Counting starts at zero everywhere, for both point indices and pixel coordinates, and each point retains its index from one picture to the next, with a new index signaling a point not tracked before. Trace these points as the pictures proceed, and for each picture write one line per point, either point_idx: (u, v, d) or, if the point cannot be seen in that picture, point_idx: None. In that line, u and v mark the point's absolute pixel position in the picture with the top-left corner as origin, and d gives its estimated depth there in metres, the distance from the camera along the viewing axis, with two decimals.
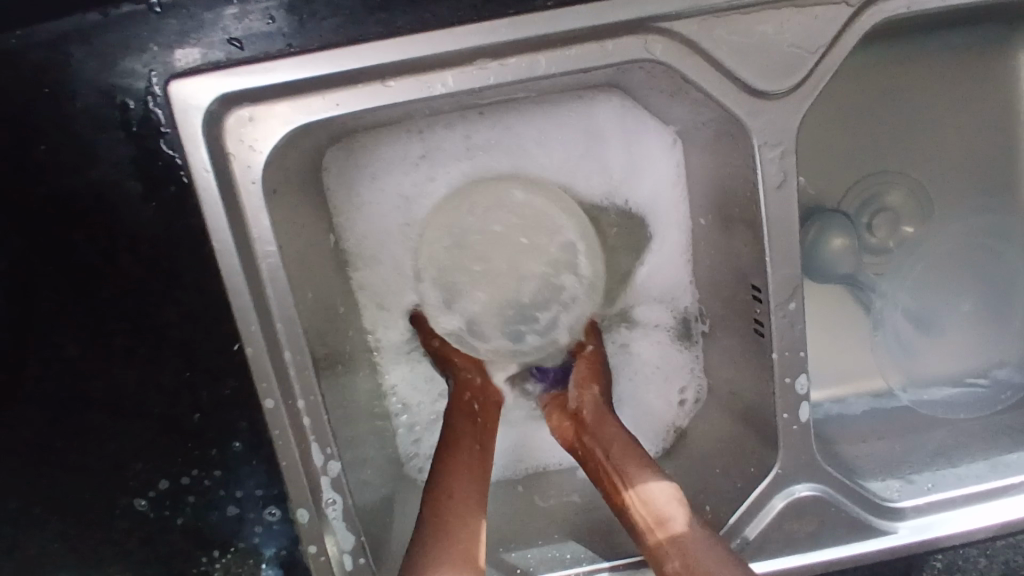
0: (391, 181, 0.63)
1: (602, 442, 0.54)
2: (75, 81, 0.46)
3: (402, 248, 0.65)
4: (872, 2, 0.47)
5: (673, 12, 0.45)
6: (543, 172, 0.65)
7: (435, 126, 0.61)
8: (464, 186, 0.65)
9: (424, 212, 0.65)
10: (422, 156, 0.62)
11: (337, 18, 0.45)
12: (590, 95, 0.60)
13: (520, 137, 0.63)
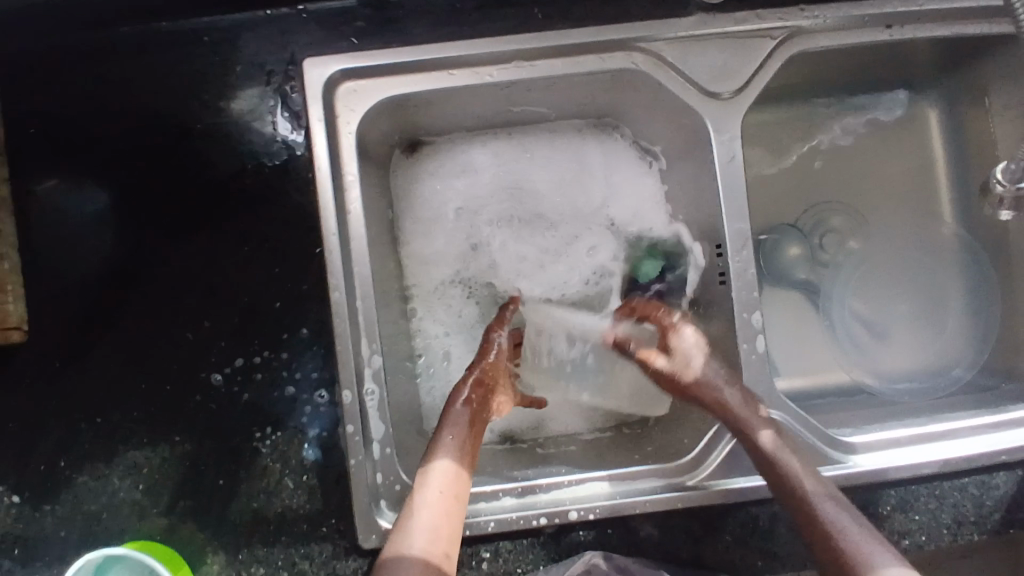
0: (439, 183, 0.79)
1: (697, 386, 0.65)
2: (236, 52, 0.65)
3: (439, 233, 0.79)
4: (793, 36, 0.65)
5: (649, 35, 0.65)
6: (547, 187, 0.80)
7: (474, 143, 0.79)
8: (486, 192, 0.80)
9: (451, 210, 0.79)
10: (463, 167, 0.79)
11: (421, 26, 0.65)
12: (590, 127, 0.79)
13: (525, 157, 0.79)
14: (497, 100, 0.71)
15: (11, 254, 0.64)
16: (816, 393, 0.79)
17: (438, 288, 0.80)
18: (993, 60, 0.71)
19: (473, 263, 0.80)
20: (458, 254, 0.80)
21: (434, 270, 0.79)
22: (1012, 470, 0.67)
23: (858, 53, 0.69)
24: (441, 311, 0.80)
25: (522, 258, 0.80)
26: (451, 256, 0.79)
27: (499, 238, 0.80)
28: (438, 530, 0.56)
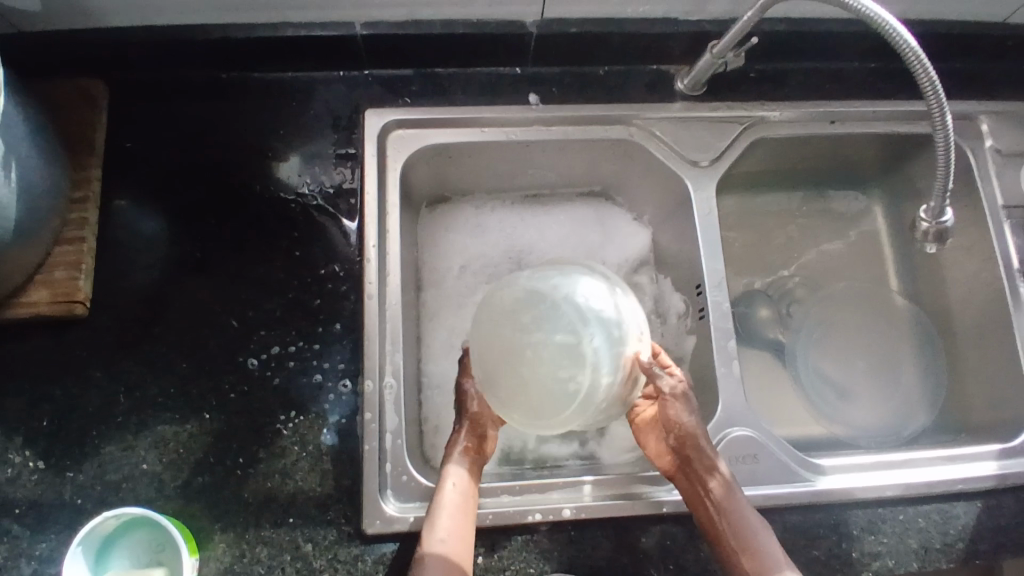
0: (457, 238, 0.91)
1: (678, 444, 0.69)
2: (312, 101, 0.80)
3: (454, 278, 0.89)
4: (756, 124, 0.83)
5: (642, 115, 0.82)
6: (545, 245, 0.91)
7: (486, 207, 0.93)
8: (494, 247, 0.91)
9: (465, 260, 0.90)
10: (475, 226, 0.91)
11: (463, 95, 0.81)
12: (581, 198, 0.93)
13: (527, 222, 0.92)
14: (514, 162, 0.86)
15: (89, 238, 0.73)
16: (796, 445, 0.84)
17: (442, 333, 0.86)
18: (920, 159, 0.89)
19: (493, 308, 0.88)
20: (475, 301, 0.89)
21: (443, 312, 0.88)
22: (969, 500, 0.73)
23: (813, 144, 0.85)
24: (445, 349, 0.86)
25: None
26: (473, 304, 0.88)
27: None
28: (461, 535, 0.62)
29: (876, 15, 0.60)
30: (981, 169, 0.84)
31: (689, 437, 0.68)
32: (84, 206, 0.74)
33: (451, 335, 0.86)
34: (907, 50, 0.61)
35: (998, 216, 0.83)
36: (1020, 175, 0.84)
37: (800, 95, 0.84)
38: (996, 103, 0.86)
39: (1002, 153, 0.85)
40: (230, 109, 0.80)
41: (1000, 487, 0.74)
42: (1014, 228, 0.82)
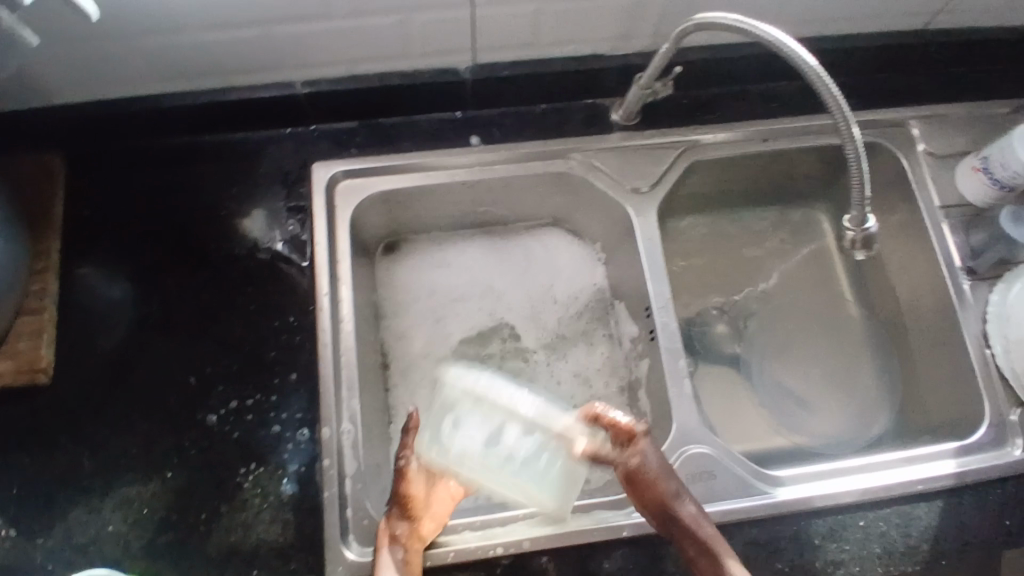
0: (419, 276, 0.93)
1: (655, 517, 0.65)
2: (262, 158, 0.83)
3: (416, 313, 0.92)
4: (689, 150, 0.85)
5: (580, 147, 0.84)
6: (501, 279, 0.94)
7: (445, 243, 0.95)
8: (455, 281, 0.94)
9: (426, 295, 0.93)
10: (436, 262, 0.94)
11: (407, 141, 0.84)
12: (534, 231, 0.97)
13: (489, 254, 0.95)
14: (475, 202, 0.89)
15: (51, 306, 0.76)
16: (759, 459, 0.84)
17: (408, 372, 0.88)
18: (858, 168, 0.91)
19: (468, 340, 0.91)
20: (438, 334, 0.90)
21: (411, 344, 0.90)
22: (930, 501, 0.74)
23: (750, 162, 0.88)
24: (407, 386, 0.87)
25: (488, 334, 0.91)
26: (442, 337, 0.91)
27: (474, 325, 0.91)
28: None
29: (774, 40, 0.62)
30: (916, 173, 0.86)
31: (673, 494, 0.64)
32: (45, 275, 0.76)
33: (414, 376, 0.88)
34: (807, 69, 0.62)
35: (935, 217, 0.84)
36: (954, 175, 0.86)
37: (732, 117, 0.87)
38: (927, 108, 0.88)
39: (936, 156, 0.87)
40: (186, 172, 0.83)
41: (958, 486, 0.74)
42: (952, 227, 0.84)
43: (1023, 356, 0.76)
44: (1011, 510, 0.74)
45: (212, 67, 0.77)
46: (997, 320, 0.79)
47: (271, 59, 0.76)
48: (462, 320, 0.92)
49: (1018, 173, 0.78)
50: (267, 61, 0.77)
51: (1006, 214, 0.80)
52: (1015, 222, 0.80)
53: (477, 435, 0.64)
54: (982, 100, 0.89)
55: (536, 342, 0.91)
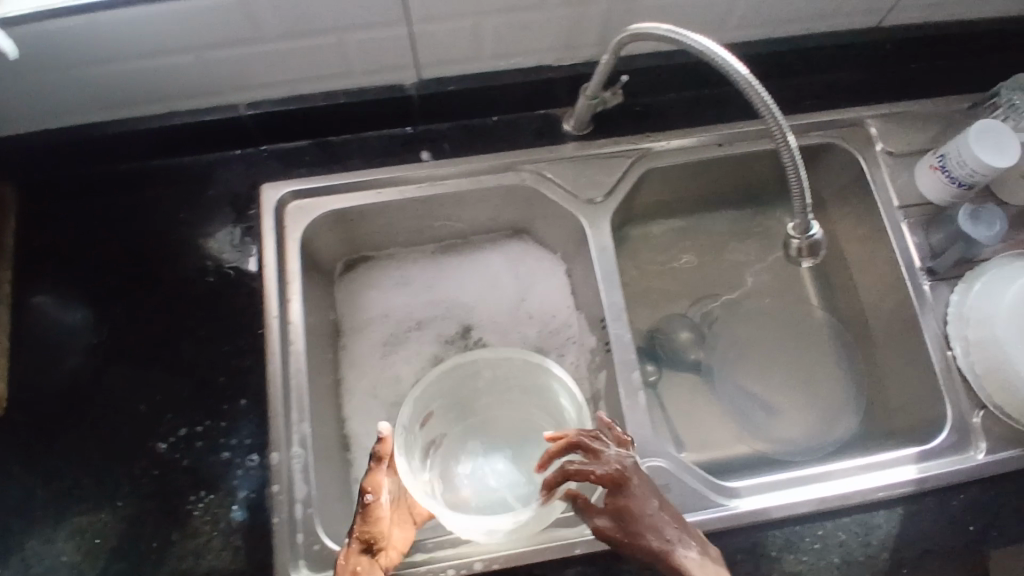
0: (379, 293, 0.93)
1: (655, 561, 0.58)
2: (212, 183, 0.83)
3: (376, 330, 0.91)
4: (641, 159, 0.85)
5: (530, 159, 0.84)
6: (463, 294, 0.93)
7: (406, 259, 0.95)
8: (417, 297, 0.93)
9: (386, 314, 0.92)
10: (397, 279, 0.93)
11: (357, 159, 0.84)
12: (496, 244, 0.95)
13: (453, 270, 0.94)
14: (426, 215, 0.88)
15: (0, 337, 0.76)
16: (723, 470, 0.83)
17: (368, 392, 0.88)
18: (818, 169, 0.90)
19: (427, 359, 0.89)
20: (399, 353, 0.90)
21: (370, 364, 0.89)
22: (888, 508, 0.73)
23: (705, 167, 0.87)
24: (365, 403, 0.87)
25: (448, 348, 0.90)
26: (401, 354, 0.89)
27: (435, 341, 0.90)
28: None
29: (705, 49, 0.61)
30: (874, 172, 0.85)
31: (650, 549, 0.58)
32: None
33: (374, 394, 0.87)
34: (739, 78, 0.61)
35: (893, 218, 0.83)
36: (913, 173, 0.84)
37: (684, 123, 0.86)
38: (884, 106, 0.86)
39: (895, 155, 0.85)
40: (136, 198, 0.83)
41: (917, 492, 0.73)
42: (911, 226, 0.82)
43: (982, 358, 0.75)
44: (972, 516, 0.73)
45: (155, 92, 0.77)
46: (957, 321, 0.78)
47: (213, 82, 0.76)
48: (424, 337, 0.90)
49: (975, 171, 0.77)
50: (209, 84, 0.76)
51: (964, 212, 0.78)
52: (973, 220, 0.78)
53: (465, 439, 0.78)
54: (940, 95, 0.87)
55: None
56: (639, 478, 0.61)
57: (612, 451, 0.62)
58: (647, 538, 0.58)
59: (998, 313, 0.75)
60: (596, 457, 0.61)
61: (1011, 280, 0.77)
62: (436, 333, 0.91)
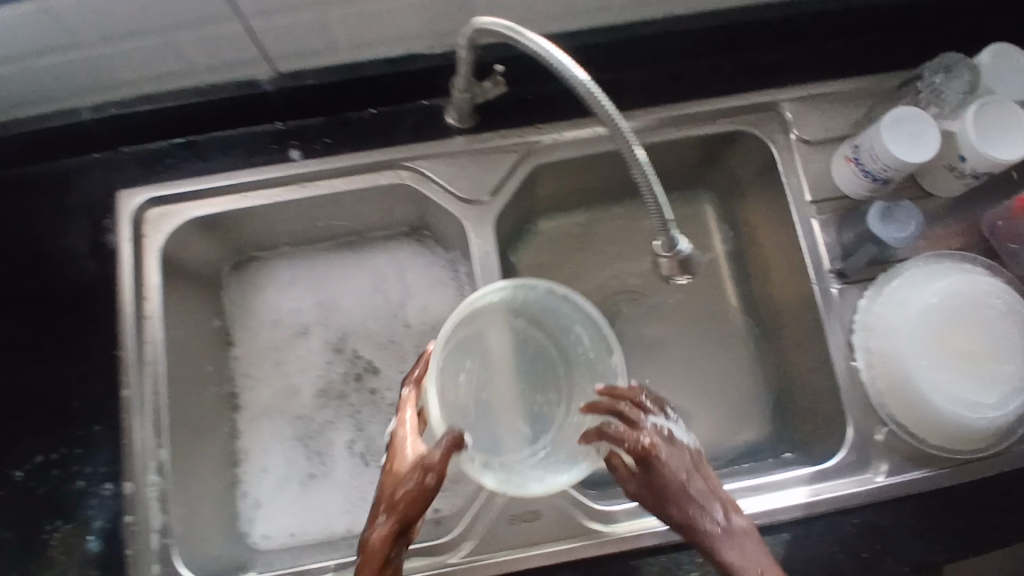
0: (268, 297, 0.88)
1: (686, 530, 0.60)
2: (67, 189, 0.77)
3: (266, 337, 0.86)
4: (530, 156, 0.78)
5: (408, 156, 0.77)
6: (354, 298, 0.88)
7: (297, 258, 0.89)
8: (308, 301, 0.88)
9: (276, 320, 0.87)
10: (288, 282, 0.88)
11: (221, 160, 0.77)
12: (393, 242, 0.90)
13: (342, 272, 0.89)
14: (311, 216, 0.81)
15: None
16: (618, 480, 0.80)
17: (268, 407, 0.84)
18: (733, 155, 0.82)
19: (322, 375, 0.85)
20: (289, 360, 0.86)
21: (262, 375, 0.85)
22: (775, 532, 0.69)
23: (602, 160, 0.80)
24: (259, 418, 0.84)
25: (340, 356, 0.86)
26: (294, 367, 0.85)
27: (327, 346, 0.86)
28: None
29: (544, 51, 0.53)
30: (786, 163, 0.77)
31: (680, 519, 0.60)
32: None
33: (262, 405, 0.84)
34: (578, 88, 0.53)
35: (803, 214, 0.76)
36: (829, 163, 0.76)
37: (576, 113, 0.78)
38: (801, 87, 0.78)
39: (810, 143, 0.77)
40: None
41: (807, 517, 0.69)
42: (821, 225, 0.75)
43: (885, 373, 0.70)
44: (866, 542, 0.69)
45: None
46: (862, 331, 0.72)
47: (48, 86, 0.70)
48: (313, 346, 0.86)
49: (888, 166, 0.69)
50: (48, 88, 0.71)
51: (875, 211, 0.70)
52: (885, 220, 0.70)
53: (468, 362, 0.72)
54: (863, 74, 0.78)
55: (389, 378, 0.86)
56: (675, 450, 0.62)
57: (647, 421, 0.62)
58: (673, 511, 0.60)
59: (904, 325, 0.69)
60: (631, 430, 0.61)
61: (921, 289, 0.70)
62: (326, 345, 0.86)
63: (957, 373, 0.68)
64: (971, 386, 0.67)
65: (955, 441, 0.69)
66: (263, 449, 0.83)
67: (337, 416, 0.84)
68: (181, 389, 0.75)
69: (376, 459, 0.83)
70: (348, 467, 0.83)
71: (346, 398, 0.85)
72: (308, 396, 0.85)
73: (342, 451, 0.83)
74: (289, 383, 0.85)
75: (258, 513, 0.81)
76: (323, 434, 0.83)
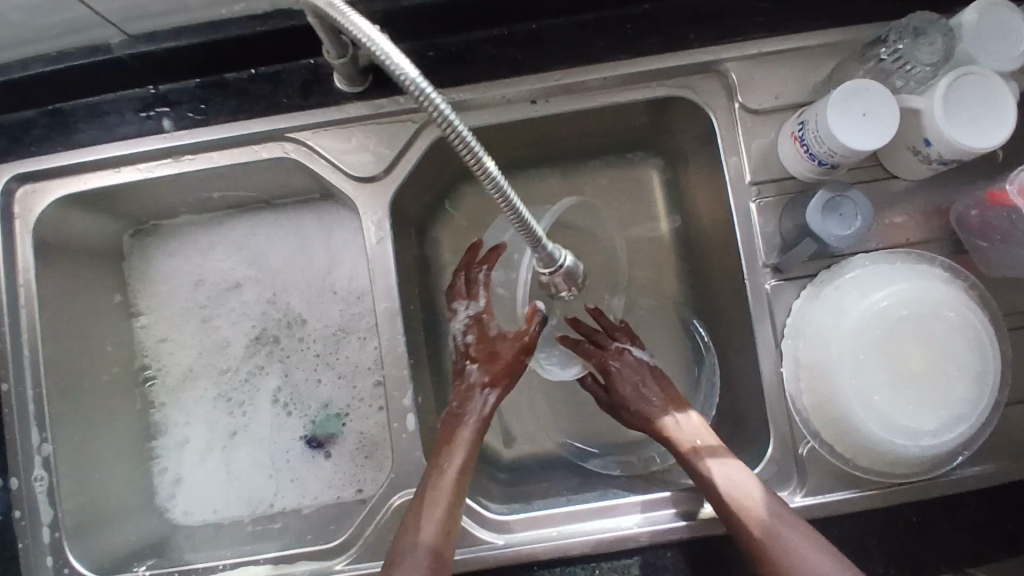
0: (184, 257, 0.81)
1: (652, 432, 0.69)
2: None
3: (186, 298, 0.80)
4: (428, 125, 0.68)
5: (292, 126, 0.68)
6: (275, 258, 0.81)
7: (207, 220, 0.81)
8: (231, 256, 0.81)
9: (191, 280, 0.81)
10: (210, 240, 0.81)
11: (91, 131, 0.69)
12: (310, 204, 0.81)
13: (264, 229, 0.81)
14: (210, 185, 0.74)
15: None
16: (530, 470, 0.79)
17: (188, 373, 0.80)
18: (675, 114, 0.71)
19: (255, 327, 0.80)
20: (211, 319, 0.80)
21: (183, 337, 0.80)
22: (680, 548, 0.64)
23: (519, 126, 0.71)
24: (188, 387, 0.80)
25: (273, 307, 0.81)
26: (225, 322, 0.80)
27: (253, 301, 0.81)
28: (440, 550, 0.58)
29: (366, 39, 0.42)
30: (726, 136, 0.66)
31: (636, 420, 0.71)
32: None
33: (178, 378, 0.80)
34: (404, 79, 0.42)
35: (742, 197, 0.66)
36: (776, 137, 0.66)
37: (485, 72, 0.67)
38: (749, 42, 0.66)
39: (756, 112, 0.66)
40: None
41: (720, 534, 0.64)
42: (761, 210, 0.66)
43: (808, 384, 0.61)
44: None
45: None
46: (792, 336, 0.63)
47: None
48: (239, 303, 0.81)
49: (833, 151, 0.58)
50: None
51: (818, 199, 0.60)
52: (827, 212, 0.60)
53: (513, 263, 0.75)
54: (830, 25, 0.65)
55: (315, 330, 0.80)
56: (633, 367, 0.72)
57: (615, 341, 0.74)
58: (631, 412, 0.71)
59: (839, 334, 0.60)
60: (602, 350, 0.74)
61: (866, 293, 0.60)
62: (261, 301, 0.81)
63: (895, 391, 0.58)
64: (912, 407, 0.58)
65: (889, 465, 0.60)
66: (188, 420, 0.79)
67: (262, 377, 0.80)
68: (72, 380, 0.72)
69: (298, 410, 0.79)
70: (269, 441, 0.79)
71: (278, 344, 0.80)
72: (239, 346, 0.80)
73: (266, 399, 0.79)
74: (211, 344, 0.80)
75: (178, 486, 0.78)
76: (252, 387, 0.80)
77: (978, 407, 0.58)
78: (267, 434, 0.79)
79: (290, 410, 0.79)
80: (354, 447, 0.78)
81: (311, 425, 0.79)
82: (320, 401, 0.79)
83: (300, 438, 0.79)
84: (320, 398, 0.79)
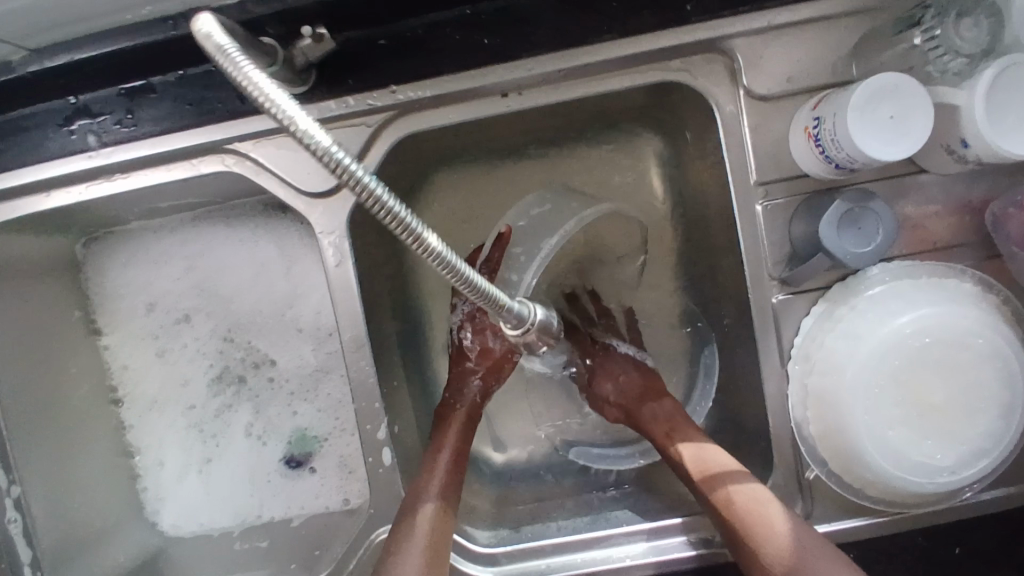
0: (140, 274, 0.76)
1: (635, 424, 0.67)
2: None
3: (145, 321, 0.76)
4: (386, 127, 0.59)
5: (232, 137, 0.60)
6: (232, 286, 0.75)
7: (162, 230, 0.75)
8: (188, 273, 0.75)
9: (152, 295, 0.76)
10: (162, 255, 0.75)
11: (10, 150, 0.61)
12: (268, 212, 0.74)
13: (222, 249, 0.75)
14: (154, 199, 0.67)
15: None
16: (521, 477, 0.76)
17: (154, 400, 0.76)
18: (672, 96, 0.62)
19: (216, 365, 0.76)
20: (172, 348, 0.76)
21: (143, 368, 0.76)
22: None
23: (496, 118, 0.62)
24: (156, 411, 0.76)
25: (229, 345, 0.76)
26: (181, 357, 0.76)
27: (209, 337, 0.76)
28: (439, 531, 0.56)
29: (268, 101, 0.34)
30: (730, 128, 0.57)
31: (614, 408, 0.69)
32: None
33: (147, 404, 0.76)
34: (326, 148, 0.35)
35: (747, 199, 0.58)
36: (788, 126, 0.56)
37: (450, 63, 0.57)
38: (756, 15, 0.55)
39: (763, 100, 0.57)
40: None
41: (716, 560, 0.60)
42: (768, 214, 0.57)
43: (819, 409, 0.55)
44: None
45: None
46: (800, 361, 0.57)
47: None
48: (195, 335, 0.76)
49: (853, 159, 0.49)
50: None
51: (832, 212, 0.52)
52: (840, 227, 0.52)
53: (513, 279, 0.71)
54: None
55: (288, 370, 0.76)
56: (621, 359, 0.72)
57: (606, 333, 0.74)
58: (607, 399, 0.70)
59: (854, 363, 0.53)
60: (591, 344, 0.74)
61: (885, 317, 0.53)
62: (215, 337, 0.76)
63: (913, 427, 0.53)
64: (929, 443, 0.53)
65: (900, 497, 0.56)
66: (160, 445, 0.76)
67: (225, 413, 0.76)
68: (37, 416, 0.68)
69: (272, 438, 0.76)
70: (247, 463, 0.76)
71: (245, 383, 0.76)
72: (200, 383, 0.76)
73: (239, 433, 0.76)
74: (177, 372, 0.76)
75: (162, 504, 0.76)
76: (220, 421, 0.76)
77: (999, 441, 0.53)
78: (245, 456, 0.76)
79: (263, 438, 0.76)
80: (336, 463, 0.75)
81: (287, 446, 0.76)
82: (295, 426, 0.76)
83: (279, 460, 0.76)
84: (297, 423, 0.76)
